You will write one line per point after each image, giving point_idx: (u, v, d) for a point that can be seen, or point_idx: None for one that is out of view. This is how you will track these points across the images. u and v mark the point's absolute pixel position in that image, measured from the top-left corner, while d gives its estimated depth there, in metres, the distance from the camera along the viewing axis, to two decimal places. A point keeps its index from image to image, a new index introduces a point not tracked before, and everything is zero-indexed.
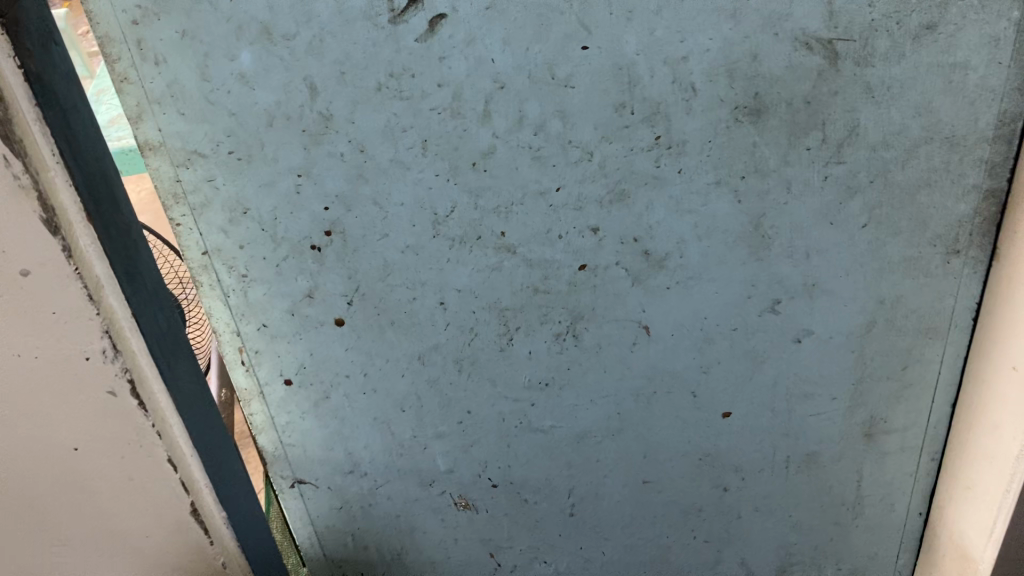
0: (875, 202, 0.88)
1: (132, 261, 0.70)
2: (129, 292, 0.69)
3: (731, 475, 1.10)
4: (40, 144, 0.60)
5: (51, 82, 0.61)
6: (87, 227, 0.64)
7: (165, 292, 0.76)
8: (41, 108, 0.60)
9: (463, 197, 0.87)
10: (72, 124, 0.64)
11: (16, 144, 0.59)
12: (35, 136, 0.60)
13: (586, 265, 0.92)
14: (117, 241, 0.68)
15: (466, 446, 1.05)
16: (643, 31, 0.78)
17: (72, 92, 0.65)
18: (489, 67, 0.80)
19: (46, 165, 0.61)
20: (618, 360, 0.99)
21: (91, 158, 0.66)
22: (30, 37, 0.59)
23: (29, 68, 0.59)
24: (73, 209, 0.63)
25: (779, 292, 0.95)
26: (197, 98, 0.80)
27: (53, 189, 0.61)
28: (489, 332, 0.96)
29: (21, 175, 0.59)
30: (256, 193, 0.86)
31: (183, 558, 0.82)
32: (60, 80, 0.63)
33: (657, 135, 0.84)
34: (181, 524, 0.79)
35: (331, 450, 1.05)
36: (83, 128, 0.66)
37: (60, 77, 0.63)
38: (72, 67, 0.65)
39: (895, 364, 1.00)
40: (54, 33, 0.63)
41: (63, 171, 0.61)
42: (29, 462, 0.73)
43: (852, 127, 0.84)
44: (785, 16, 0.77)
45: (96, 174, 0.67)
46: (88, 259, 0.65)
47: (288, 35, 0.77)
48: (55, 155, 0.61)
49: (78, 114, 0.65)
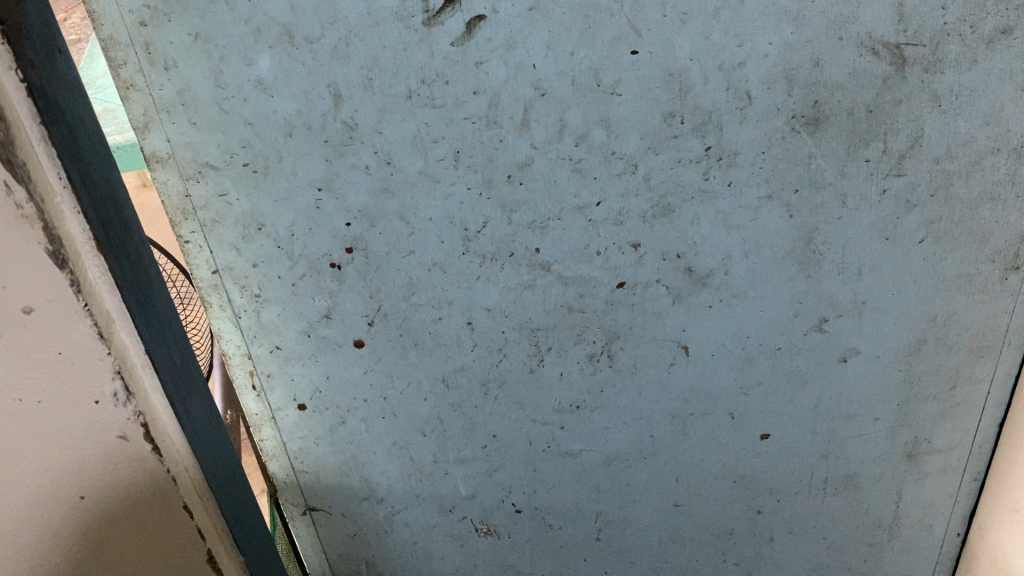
0: (934, 216, 0.83)
1: (144, 292, 0.63)
2: (142, 326, 0.61)
3: (765, 498, 1.04)
4: (46, 167, 0.53)
5: (55, 96, 0.55)
6: (97, 257, 0.57)
7: (175, 324, 0.69)
8: (46, 126, 0.53)
9: (496, 211, 0.81)
10: (78, 140, 0.57)
11: (19, 169, 0.51)
12: (39, 158, 0.53)
13: (624, 283, 0.86)
14: (128, 271, 0.61)
15: (490, 471, 0.99)
16: (698, 34, 0.72)
17: (76, 105, 0.58)
18: (530, 73, 0.73)
19: (52, 192, 0.54)
20: (654, 381, 0.93)
21: (99, 179, 0.60)
22: (32, 46, 0.53)
23: (32, 82, 0.52)
24: (83, 239, 0.56)
25: (828, 311, 0.89)
26: (210, 106, 0.73)
27: (61, 220, 0.54)
28: (519, 354, 0.90)
29: (24, 204, 0.52)
30: (273, 208, 0.79)
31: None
32: (65, 95, 0.57)
33: (708, 146, 0.78)
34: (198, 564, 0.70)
35: (346, 475, 0.99)
36: (90, 148, 0.59)
37: (64, 90, 0.56)
38: (75, 80, 0.59)
39: (944, 384, 0.95)
40: (55, 41, 0.56)
41: (70, 197, 0.54)
42: (30, 519, 0.63)
43: (916, 137, 0.78)
44: (851, 19, 0.72)
45: (105, 198, 0.60)
46: (98, 293, 0.57)
47: (311, 38, 0.70)
48: (62, 180, 0.54)
49: (84, 132, 0.59)
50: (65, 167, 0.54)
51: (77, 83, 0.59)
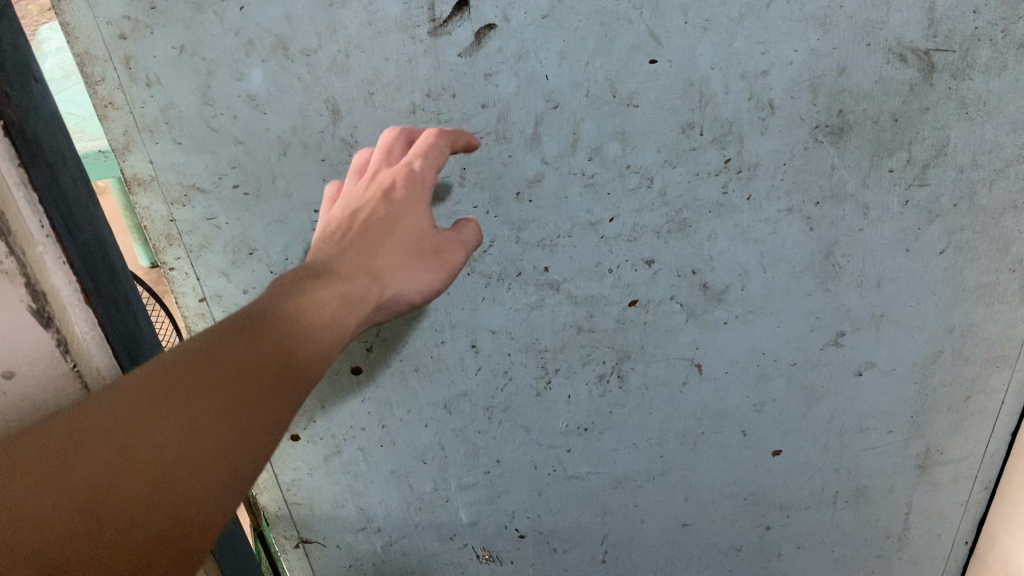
0: (956, 226, 0.79)
1: (132, 341, 0.63)
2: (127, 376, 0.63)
3: (775, 514, 1.01)
4: (27, 218, 0.53)
5: (33, 130, 0.54)
6: (84, 308, 0.58)
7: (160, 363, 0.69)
8: (25, 170, 0.53)
9: (503, 230, 0.76)
10: (60, 180, 0.56)
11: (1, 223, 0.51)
12: (19, 207, 0.53)
13: (637, 301, 0.82)
14: (116, 320, 0.61)
15: (493, 497, 0.95)
16: (721, 41, 0.68)
17: (57, 141, 0.56)
18: (543, 84, 0.69)
19: (35, 243, 0.54)
20: (665, 401, 0.89)
21: (81, 220, 0.58)
22: (4, 78, 0.52)
23: (8, 119, 0.52)
24: (67, 289, 0.57)
25: (845, 324, 0.85)
26: (197, 124, 0.67)
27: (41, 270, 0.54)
28: (526, 376, 0.86)
29: (5, 259, 0.52)
30: (266, 231, 0.74)
31: (141, 397, 0.46)
32: (42, 131, 0.55)
33: (727, 158, 0.74)
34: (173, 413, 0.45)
35: (342, 506, 0.94)
36: (72, 186, 0.58)
37: (44, 126, 0.55)
38: (53, 111, 0.56)
39: (958, 395, 0.92)
40: (31, 68, 0.55)
41: (53, 246, 0.55)
42: None
43: (941, 146, 0.75)
44: (879, 25, 0.68)
45: (90, 244, 0.59)
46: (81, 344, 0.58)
47: (308, 50, 0.65)
48: (44, 229, 0.54)
49: (66, 169, 0.57)
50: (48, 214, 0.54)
51: (55, 114, 0.56)
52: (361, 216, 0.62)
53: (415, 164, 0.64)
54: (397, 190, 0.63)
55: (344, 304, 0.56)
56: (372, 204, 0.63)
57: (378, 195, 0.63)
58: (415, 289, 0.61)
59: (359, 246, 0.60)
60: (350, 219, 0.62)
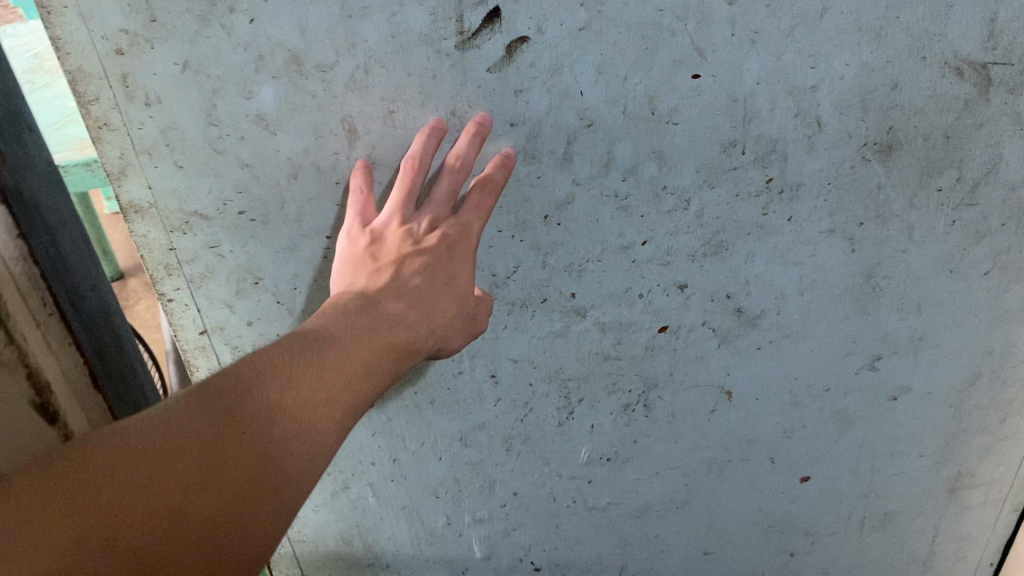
0: (1003, 246, 0.74)
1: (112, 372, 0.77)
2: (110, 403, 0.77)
3: (799, 541, 0.97)
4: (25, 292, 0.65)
5: (31, 198, 0.65)
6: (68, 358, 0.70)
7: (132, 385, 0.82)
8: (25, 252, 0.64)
9: (529, 255, 0.71)
10: (60, 242, 0.69)
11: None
12: (14, 284, 0.64)
13: (667, 327, 0.77)
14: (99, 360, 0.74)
15: (508, 530, 0.90)
16: (769, 55, 0.63)
17: (64, 210, 0.71)
18: (577, 101, 0.63)
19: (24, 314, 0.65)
20: (691, 430, 0.85)
21: (86, 285, 0.73)
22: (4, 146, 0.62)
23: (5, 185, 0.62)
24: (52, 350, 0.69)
25: (882, 348, 0.81)
26: (200, 145, 0.61)
27: (39, 347, 0.67)
28: (547, 407, 0.81)
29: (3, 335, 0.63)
30: (274, 259, 0.68)
31: (196, 420, 0.51)
32: (40, 186, 0.67)
33: (769, 177, 0.69)
34: (218, 444, 0.51)
35: (348, 544, 0.89)
36: (77, 249, 0.72)
37: (37, 183, 0.67)
38: (51, 163, 0.69)
39: (991, 418, 0.87)
40: (27, 124, 0.66)
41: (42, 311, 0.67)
42: None
43: (992, 164, 0.70)
44: (936, 37, 0.63)
45: (95, 303, 0.75)
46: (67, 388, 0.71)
47: (324, 66, 0.59)
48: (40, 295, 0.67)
49: (69, 233, 0.71)
50: (48, 288, 0.67)
51: (53, 167, 0.70)
52: (416, 260, 0.61)
53: (471, 226, 0.63)
54: (453, 247, 0.62)
55: (389, 361, 0.59)
56: (427, 254, 0.62)
57: (435, 245, 0.62)
58: (450, 347, 0.66)
59: (413, 290, 0.61)
60: (402, 259, 0.61)
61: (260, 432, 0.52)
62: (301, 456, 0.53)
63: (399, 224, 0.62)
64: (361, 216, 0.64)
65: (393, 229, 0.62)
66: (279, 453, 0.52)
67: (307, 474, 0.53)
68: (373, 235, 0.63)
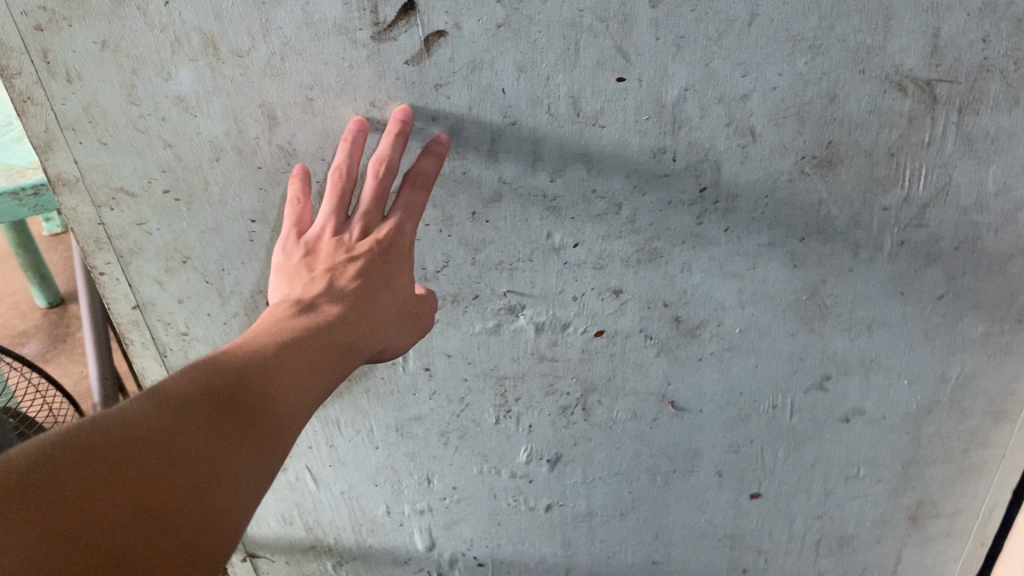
0: (957, 270, 0.72)
1: None
2: None
3: (751, 557, 0.96)
4: None
5: None
6: None
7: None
8: None
9: (457, 251, 0.71)
10: None
11: None
12: None
13: (603, 331, 0.76)
14: None
15: (450, 523, 0.91)
16: (696, 61, 0.61)
17: None
18: (499, 98, 0.62)
19: None
20: (633, 438, 0.84)
21: None
22: None
23: None
24: None
25: (831, 368, 0.79)
26: (122, 123, 0.63)
27: None
28: (484, 404, 0.81)
29: None
30: (200, 240, 0.69)
31: (150, 411, 0.49)
32: None
33: (703, 186, 0.67)
34: (175, 435, 0.48)
35: (291, 523, 0.91)
36: None
37: None
38: None
39: (953, 449, 0.84)
40: None
41: None
42: None
43: (942, 186, 0.67)
44: (874, 50, 0.60)
45: None
46: None
47: (239, 51, 0.60)
48: None
49: None
50: None
51: None
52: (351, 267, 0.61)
53: (404, 227, 0.63)
54: (388, 251, 0.62)
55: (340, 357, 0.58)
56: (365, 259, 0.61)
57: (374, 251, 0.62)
58: (396, 349, 0.65)
59: (354, 294, 0.60)
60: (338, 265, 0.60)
61: (215, 422, 0.50)
62: (258, 448, 0.52)
63: (331, 233, 0.62)
64: (297, 227, 0.64)
65: (325, 238, 0.62)
66: (236, 448, 0.50)
67: (264, 472, 0.52)
68: (306, 245, 0.62)
